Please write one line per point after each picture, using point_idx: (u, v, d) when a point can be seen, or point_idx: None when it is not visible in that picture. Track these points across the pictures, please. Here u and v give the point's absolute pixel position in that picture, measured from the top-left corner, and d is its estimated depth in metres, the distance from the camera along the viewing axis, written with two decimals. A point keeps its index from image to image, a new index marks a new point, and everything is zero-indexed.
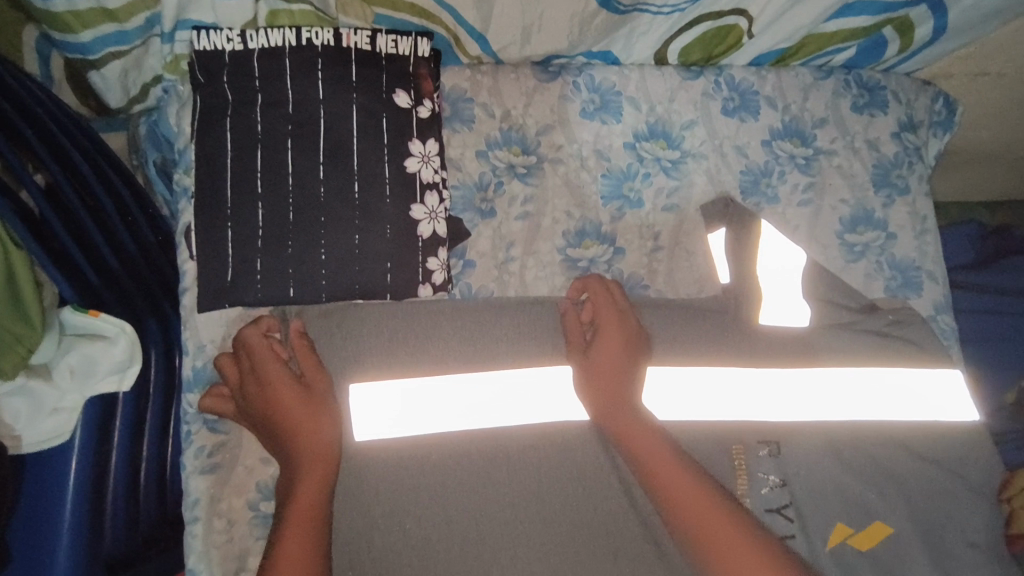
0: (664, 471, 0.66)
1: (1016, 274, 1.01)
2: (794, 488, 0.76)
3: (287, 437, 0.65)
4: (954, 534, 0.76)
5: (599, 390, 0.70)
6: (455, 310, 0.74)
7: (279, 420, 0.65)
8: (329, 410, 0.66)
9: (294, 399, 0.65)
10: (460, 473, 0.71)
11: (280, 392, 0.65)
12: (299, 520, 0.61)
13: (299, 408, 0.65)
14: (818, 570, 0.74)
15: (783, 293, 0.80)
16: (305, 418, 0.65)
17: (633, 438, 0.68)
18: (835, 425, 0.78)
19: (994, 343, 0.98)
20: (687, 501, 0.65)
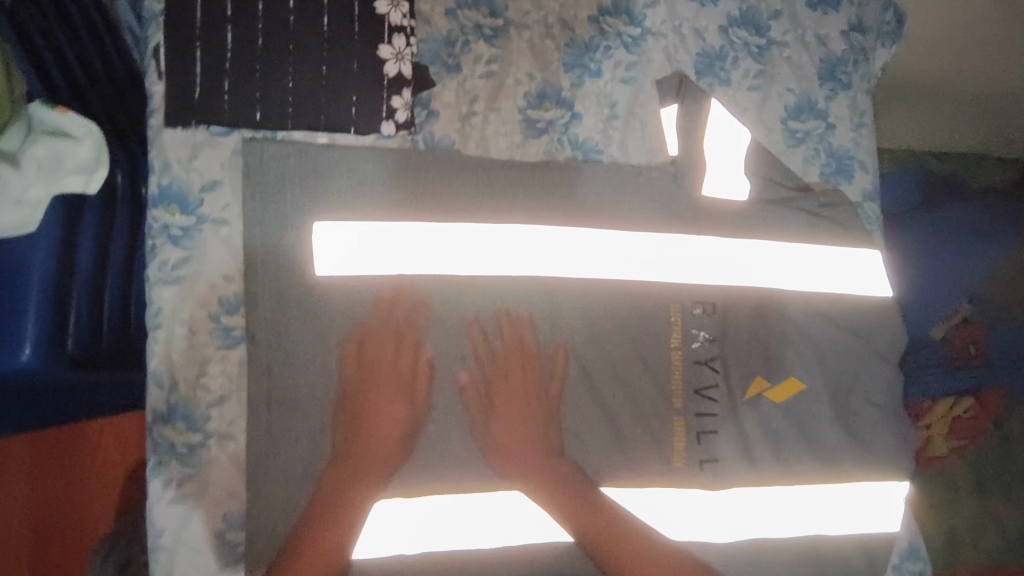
0: (600, 524, 0.76)
1: (971, 209, 0.95)
2: (723, 344, 0.83)
3: (369, 378, 0.73)
4: (858, 391, 0.86)
5: (501, 431, 0.76)
6: (420, 159, 0.78)
7: (360, 413, 0.73)
8: (415, 423, 0.74)
9: (380, 394, 0.73)
10: (416, 307, 0.76)
11: (367, 376, 0.73)
12: (353, 510, 0.70)
13: (379, 370, 0.73)
14: (736, 413, 0.83)
15: (728, 168, 0.84)
16: (379, 437, 0.72)
17: (528, 462, 0.76)
18: (765, 293, 0.84)
19: (930, 275, 0.94)
20: (588, 512, 0.76)
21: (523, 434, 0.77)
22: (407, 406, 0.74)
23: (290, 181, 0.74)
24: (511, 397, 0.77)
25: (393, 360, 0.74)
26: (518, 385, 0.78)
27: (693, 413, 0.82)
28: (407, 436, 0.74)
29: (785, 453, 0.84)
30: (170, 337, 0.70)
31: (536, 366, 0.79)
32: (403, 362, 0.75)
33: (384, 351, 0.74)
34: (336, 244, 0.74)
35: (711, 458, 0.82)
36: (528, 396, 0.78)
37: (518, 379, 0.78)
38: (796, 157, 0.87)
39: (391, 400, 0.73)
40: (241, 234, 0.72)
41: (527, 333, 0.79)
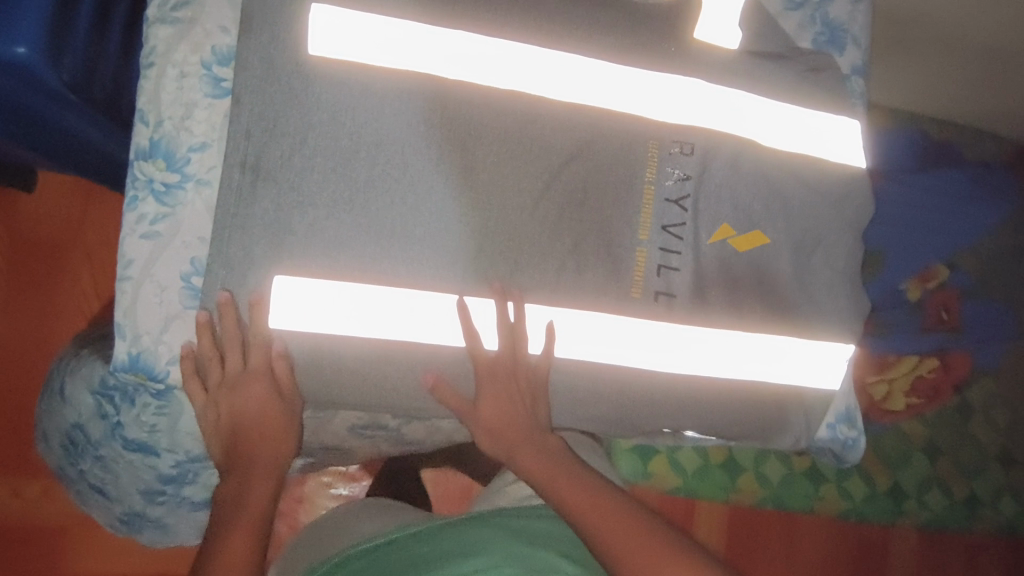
0: (577, 494, 0.86)
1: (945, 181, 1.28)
2: (695, 185, 0.85)
3: (235, 401, 0.78)
4: (819, 255, 0.89)
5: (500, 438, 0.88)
6: None
7: (240, 428, 0.80)
8: (286, 415, 0.80)
9: (239, 397, 0.78)
10: (404, 99, 0.78)
11: (238, 395, 0.78)
12: (254, 483, 0.80)
13: (249, 400, 0.78)
14: (698, 255, 0.85)
15: (724, 15, 0.86)
16: (260, 435, 0.80)
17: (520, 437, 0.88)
18: (743, 144, 0.86)
19: (914, 238, 1.25)
20: (587, 506, 0.85)
21: (502, 361, 0.83)
22: (269, 398, 0.79)
23: None
24: (501, 417, 0.87)
25: (245, 367, 0.77)
26: (505, 395, 0.85)
27: (658, 247, 0.84)
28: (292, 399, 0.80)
29: (742, 304, 0.86)
30: (161, 75, 0.72)
31: (520, 378, 0.84)
32: (254, 364, 0.76)
33: (231, 371, 0.76)
34: (336, 24, 0.76)
35: (668, 293, 0.84)
36: (520, 419, 0.87)
37: (502, 376, 0.84)
38: (790, 22, 0.90)
39: (257, 408, 0.79)
40: None
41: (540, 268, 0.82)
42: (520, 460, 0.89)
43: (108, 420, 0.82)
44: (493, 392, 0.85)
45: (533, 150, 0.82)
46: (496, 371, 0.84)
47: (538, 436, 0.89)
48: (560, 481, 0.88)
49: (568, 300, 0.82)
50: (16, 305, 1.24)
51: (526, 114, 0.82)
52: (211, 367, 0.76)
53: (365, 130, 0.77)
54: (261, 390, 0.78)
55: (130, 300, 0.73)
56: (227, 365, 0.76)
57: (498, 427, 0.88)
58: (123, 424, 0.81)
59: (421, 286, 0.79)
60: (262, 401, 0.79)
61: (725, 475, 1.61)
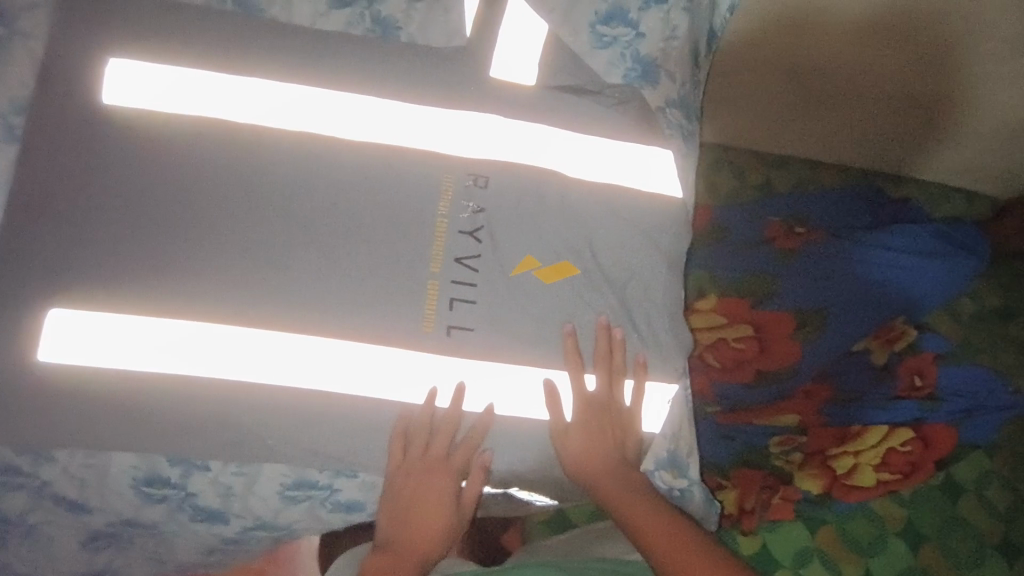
0: (670, 535, 0.82)
1: (891, 235, 1.26)
2: (490, 216, 0.83)
3: (413, 483, 0.85)
4: (636, 288, 0.84)
5: (594, 466, 0.84)
6: (220, 19, 0.85)
7: (412, 507, 0.87)
8: (459, 452, 0.85)
9: (423, 487, 0.86)
10: (192, 145, 0.81)
11: (420, 477, 0.85)
12: (441, 509, 0.89)
13: (422, 486, 0.86)
14: (496, 287, 0.82)
15: (522, 53, 0.88)
16: (429, 514, 0.88)
17: (608, 473, 0.85)
18: (545, 175, 0.84)
19: (858, 298, 1.21)
20: (669, 542, 0.82)
21: (597, 410, 0.84)
22: (455, 473, 0.87)
23: (99, 10, 0.82)
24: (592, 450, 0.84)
25: (439, 450, 0.84)
26: (591, 443, 0.84)
27: (450, 279, 0.81)
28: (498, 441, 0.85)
29: (545, 336, 0.82)
30: None
31: (612, 415, 0.85)
32: (450, 451, 0.85)
33: (430, 460, 0.83)
34: (128, 78, 0.81)
35: (462, 327, 0.80)
36: (609, 450, 0.85)
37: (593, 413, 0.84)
38: (599, 59, 0.91)
39: (430, 497, 0.87)
40: (44, 47, 0.81)
41: (334, 310, 0.79)
42: (602, 489, 0.85)
43: None
44: (579, 426, 0.84)
45: (320, 188, 0.82)
46: (599, 411, 0.84)
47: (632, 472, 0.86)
48: (629, 502, 0.84)
49: (356, 334, 0.79)
50: None
51: (312, 155, 0.82)
52: (416, 444, 0.83)
53: (222, 177, 0.81)
54: (459, 445, 0.85)
55: None
56: (427, 454, 0.83)
57: (576, 456, 0.84)
58: None
59: (193, 320, 0.77)
60: (436, 497, 0.87)
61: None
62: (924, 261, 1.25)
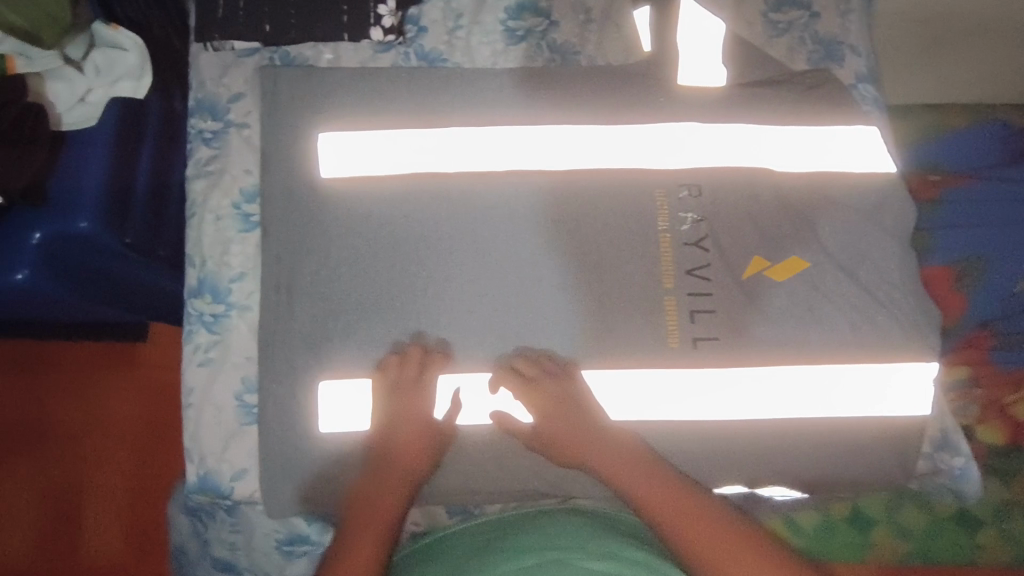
0: (676, 511, 0.73)
1: None
2: (712, 224, 0.83)
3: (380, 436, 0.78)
4: (868, 270, 0.82)
5: (563, 434, 0.78)
6: (411, 76, 0.86)
7: (380, 463, 0.77)
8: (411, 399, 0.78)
9: (395, 446, 0.77)
10: (411, 204, 0.83)
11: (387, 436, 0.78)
12: (394, 483, 0.76)
13: (391, 440, 0.78)
14: (729, 292, 0.82)
15: (705, 55, 0.87)
16: (409, 449, 0.77)
17: (586, 448, 0.78)
18: (757, 172, 0.84)
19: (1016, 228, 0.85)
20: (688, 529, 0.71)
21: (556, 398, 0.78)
22: (415, 418, 0.78)
23: (299, 90, 0.84)
24: (615, 449, 0.77)
25: (405, 411, 0.78)
26: (591, 435, 0.78)
27: (684, 293, 0.82)
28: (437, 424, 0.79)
29: (788, 333, 0.81)
30: (201, 223, 0.82)
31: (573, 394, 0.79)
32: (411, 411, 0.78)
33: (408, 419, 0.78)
34: (341, 150, 0.83)
35: (707, 336, 0.81)
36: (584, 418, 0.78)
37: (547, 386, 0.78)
38: (779, 47, 0.89)
39: (394, 461, 0.77)
40: (258, 135, 0.83)
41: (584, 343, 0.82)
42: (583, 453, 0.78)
43: (199, 539, 0.87)
44: (552, 406, 0.78)
45: (542, 230, 0.84)
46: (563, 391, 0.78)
47: (632, 456, 0.77)
48: (681, 513, 0.72)
49: (604, 359, 0.81)
50: (66, 449, 1.28)
51: (525, 197, 0.84)
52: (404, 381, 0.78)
53: (449, 228, 0.83)
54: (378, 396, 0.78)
55: (194, 428, 0.80)
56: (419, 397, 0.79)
57: (570, 452, 0.78)
58: (209, 542, 0.86)
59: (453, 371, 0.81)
60: (391, 478, 0.76)
61: (854, 531, 1.20)
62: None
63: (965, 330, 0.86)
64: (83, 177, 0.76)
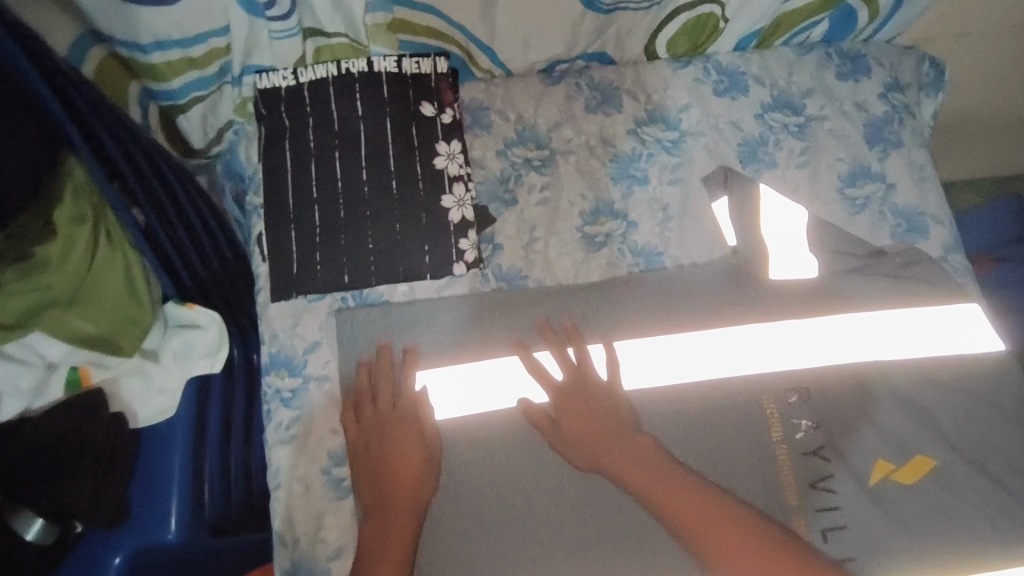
0: None
1: None
2: (828, 428, 0.79)
3: (367, 445, 0.73)
4: (997, 459, 0.78)
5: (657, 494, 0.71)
6: (494, 301, 0.82)
7: (381, 471, 0.72)
8: (402, 420, 0.74)
9: (388, 445, 0.72)
10: (513, 447, 0.77)
11: (377, 437, 0.73)
12: (399, 510, 0.70)
13: (387, 438, 0.73)
14: (860, 504, 0.76)
15: (790, 249, 0.85)
16: (400, 457, 0.72)
17: (675, 499, 0.70)
18: (866, 365, 0.80)
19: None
20: None
21: (594, 416, 0.75)
22: (415, 429, 0.74)
23: (381, 333, 0.79)
24: (690, 482, 0.71)
25: (393, 403, 0.75)
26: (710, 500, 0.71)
27: (813, 510, 0.76)
28: (425, 438, 0.74)
29: (935, 544, 0.74)
30: (290, 495, 0.74)
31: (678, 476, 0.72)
32: (403, 403, 0.75)
33: (382, 408, 0.75)
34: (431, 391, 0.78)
35: (845, 557, 0.74)
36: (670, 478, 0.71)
37: (580, 393, 0.76)
38: (861, 223, 0.87)
39: (401, 464, 0.72)
40: (341, 387, 0.77)
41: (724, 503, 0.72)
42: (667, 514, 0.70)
43: None
44: (587, 436, 0.74)
45: None
46: (561, 385, 0.77)
47: (680, 474, 0.72)
48: None
49: None
50: None
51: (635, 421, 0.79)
52: (369, 402, 0.75)
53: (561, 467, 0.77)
54: (410, 433, 0.73)
55: None
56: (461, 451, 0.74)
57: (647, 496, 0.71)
58: None
59: (568, 417, 0.75)
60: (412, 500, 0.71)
61: None
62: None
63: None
64: (167, 483, 0.70)
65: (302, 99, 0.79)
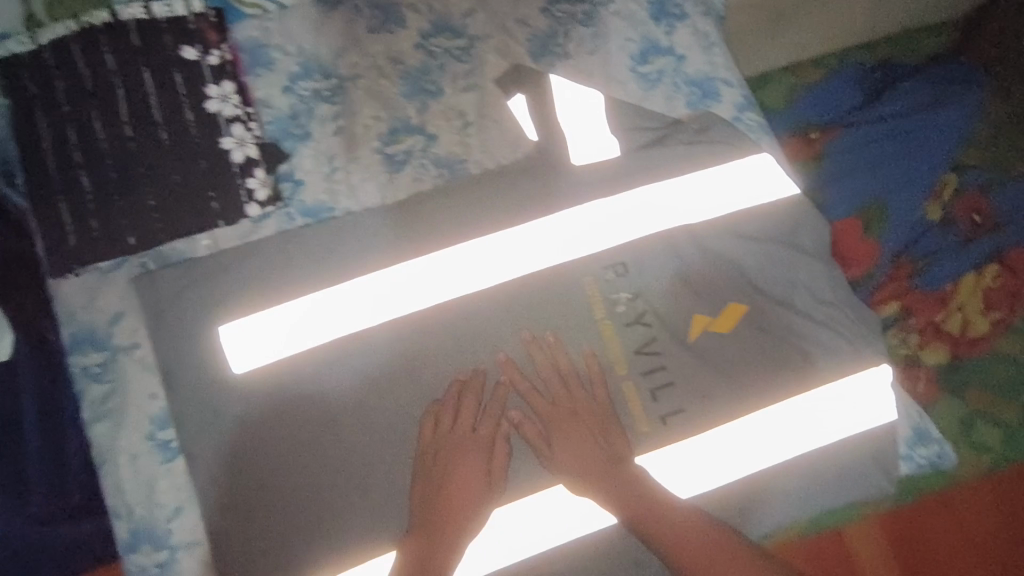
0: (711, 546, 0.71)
1: (903, 100, 1.08)
2: (645, 297, 0.82)
3: (447, 484, 0.74)
4: (803, 293, 0.83)
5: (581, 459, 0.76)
6: (300, 236, 0.80)
7: (453, 498, 0.73)
8: (466, 455, 0.75)
9: (444, 479, 0.74)
10: (343, 381, 0.77)
11: (438, 476, 0.74)
12: (445, 547, 0.72)
13: (456, 481, 0.74)
14: (684, 361, 0.81)
15: (589, 133, 0.85)
16: (460, 486, 0.74)
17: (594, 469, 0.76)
18: (675, 232, 0.83)
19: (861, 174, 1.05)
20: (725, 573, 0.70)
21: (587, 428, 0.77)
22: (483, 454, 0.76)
23: (186, 289, 0.77)
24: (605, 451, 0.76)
25: (472, 429, 0.76)
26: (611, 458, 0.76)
27: (640, 373, 0.80)
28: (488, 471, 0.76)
29: (751, 381, 0.80)
30: (115, 468, 0.73)
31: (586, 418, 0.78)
32: (482, 429, 0.77)
33: (459, 435, 0.75)
34: (249, 339, 0.76)
35: (673, 411, 0.79)
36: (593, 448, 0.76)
37: (574, 405, 0.78)
38: (657, 98, 0.88)
39: (471, 482, 0.74)
40: (153, 352, 0.76)
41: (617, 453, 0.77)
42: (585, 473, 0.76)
43: None
44: (562, 431, 0.77)
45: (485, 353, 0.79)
46: (559, 407, 0.78)
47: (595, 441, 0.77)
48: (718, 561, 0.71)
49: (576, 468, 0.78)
50: None
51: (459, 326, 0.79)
52: (444, 419, 0.76)
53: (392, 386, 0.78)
54: (475, 456, 0.75)
55: None
56: (455, 428, 0.75)
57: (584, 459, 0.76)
58: None
59: (558, 424, 0.77)
60: (460, 532, 0.73)
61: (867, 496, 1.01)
62: (1005, 182, 1.10)
63: (888, 265, 1.04)
64: None
65: (44, 62, 0.75)
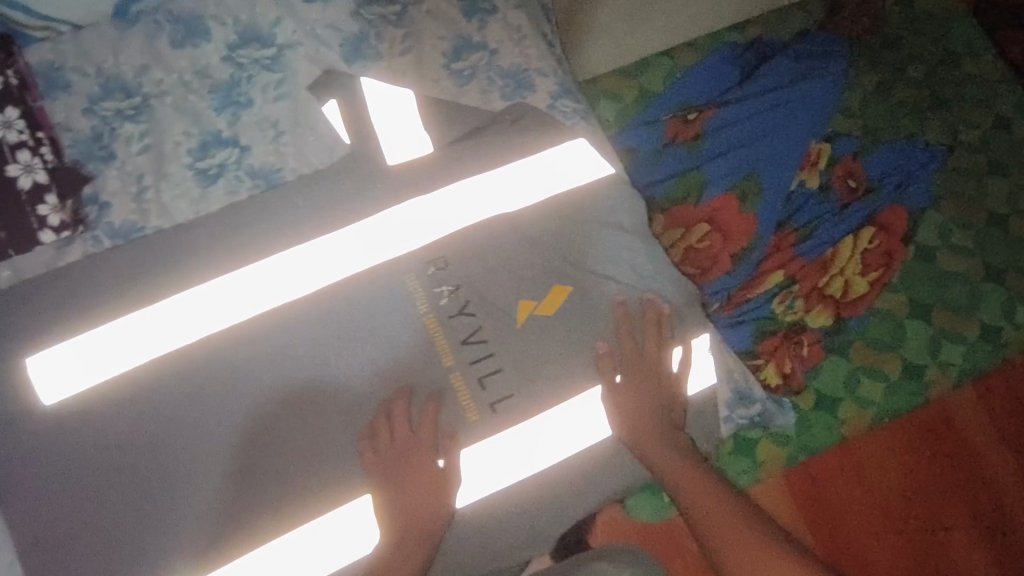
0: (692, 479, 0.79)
1: (768, 78, 1.10)
2: (466, 289, 0.83)
3: (415, 467, 0.77)
4: (626, 271, 0.86)
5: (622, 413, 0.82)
6: (107, 256, 0.79)
7: (441, 477, 0.77)
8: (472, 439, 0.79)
9: (414, 477, 0.76)
10: (158, 401, 0.76)
11: (408, 472, 0.76)
12: (415, 538, 0.75)
13: (426, 469, 0.77)
14: (511, 349, 0.82)
15: (399, 131, 0.88)
16: (431, 477, 0.77)
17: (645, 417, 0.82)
18: (494, 222, 0.84)
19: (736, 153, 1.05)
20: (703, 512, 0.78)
21: (629, 390, 0.82)
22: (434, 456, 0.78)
23: None
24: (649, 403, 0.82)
25: (411, 432, 0.77)
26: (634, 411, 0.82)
27: (467, 364, 0.81)
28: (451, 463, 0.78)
29: (577, 362, 0.82)
30: None
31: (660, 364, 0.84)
32: (423, 431, 0.78)
33: (410, 437, 0.77)
34: (57, 368, 0.75)
35: (503, 397, 0.80)
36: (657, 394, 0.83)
37: (648, 352, 0.84)
38: (470, 94, 0.88)
39: (430, 473, 0.77)
40: None
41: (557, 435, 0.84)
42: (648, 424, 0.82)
43: None
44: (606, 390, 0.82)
45: (307, 360, 0.79)
46: (639, 356, 0.83)
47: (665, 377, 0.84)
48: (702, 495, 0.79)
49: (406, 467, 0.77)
50: None
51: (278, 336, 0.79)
52: (401, 423, 0.77)
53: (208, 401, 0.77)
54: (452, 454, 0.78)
55: None
56: (412, 433, 0.77)
57: (632, 422, 0.82)
58: None
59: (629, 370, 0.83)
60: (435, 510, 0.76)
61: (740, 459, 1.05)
62: (876, 146, 1.14)
63: (766, 238, 1.04)
64: None
65: None
